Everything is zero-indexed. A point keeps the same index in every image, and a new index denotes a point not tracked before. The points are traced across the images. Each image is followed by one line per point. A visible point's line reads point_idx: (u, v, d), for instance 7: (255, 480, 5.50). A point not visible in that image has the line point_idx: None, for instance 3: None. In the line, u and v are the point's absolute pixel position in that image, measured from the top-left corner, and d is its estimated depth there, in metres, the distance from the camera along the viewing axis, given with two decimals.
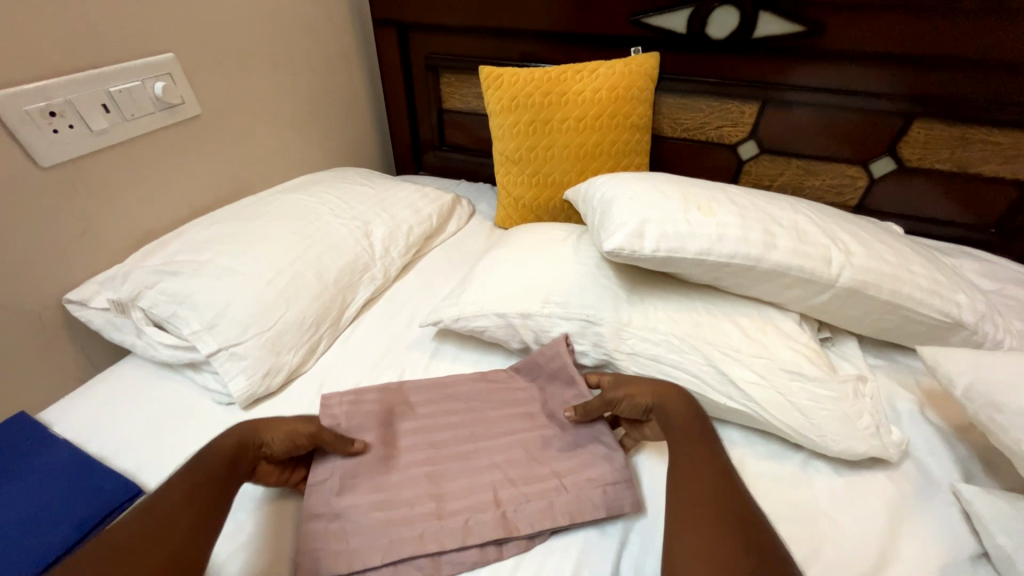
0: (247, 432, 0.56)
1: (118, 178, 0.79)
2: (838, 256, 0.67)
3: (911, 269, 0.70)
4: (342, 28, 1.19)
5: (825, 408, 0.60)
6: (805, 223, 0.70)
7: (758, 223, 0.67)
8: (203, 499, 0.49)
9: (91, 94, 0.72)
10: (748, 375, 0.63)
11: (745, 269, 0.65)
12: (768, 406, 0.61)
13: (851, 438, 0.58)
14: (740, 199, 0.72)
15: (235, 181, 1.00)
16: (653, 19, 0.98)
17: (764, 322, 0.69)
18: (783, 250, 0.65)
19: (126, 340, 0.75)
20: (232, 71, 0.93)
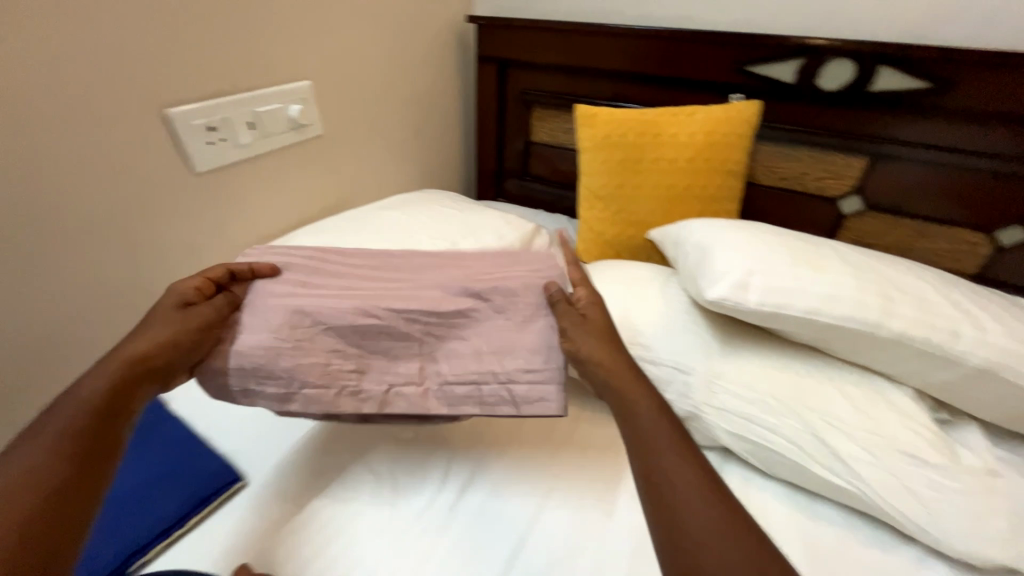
0: (116, 376, 0.51)
1: (248, 186, 0.88)
2: (969, 331, 0.61)
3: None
4: (448, 62, 1.28)
5: (948, 500, 0.54)
6: (930, 292, 0.64)
7: (876, 285, 0.63)
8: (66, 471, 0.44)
9: (241, 112, 0.82)
10: (858, 453, 0.57)
11: (860, 334, 0.60)
12: (879, 489, 0.56)
13: (981, 540, 0.51)
14: (852, 258, 0.68)
15: (340, 194, 1.08)
16: (759, 67, 0.98)
17: (875, 394, 0.63)
18: (905, 320, 0.60)
19: None
20: (352, 97, 1.03)
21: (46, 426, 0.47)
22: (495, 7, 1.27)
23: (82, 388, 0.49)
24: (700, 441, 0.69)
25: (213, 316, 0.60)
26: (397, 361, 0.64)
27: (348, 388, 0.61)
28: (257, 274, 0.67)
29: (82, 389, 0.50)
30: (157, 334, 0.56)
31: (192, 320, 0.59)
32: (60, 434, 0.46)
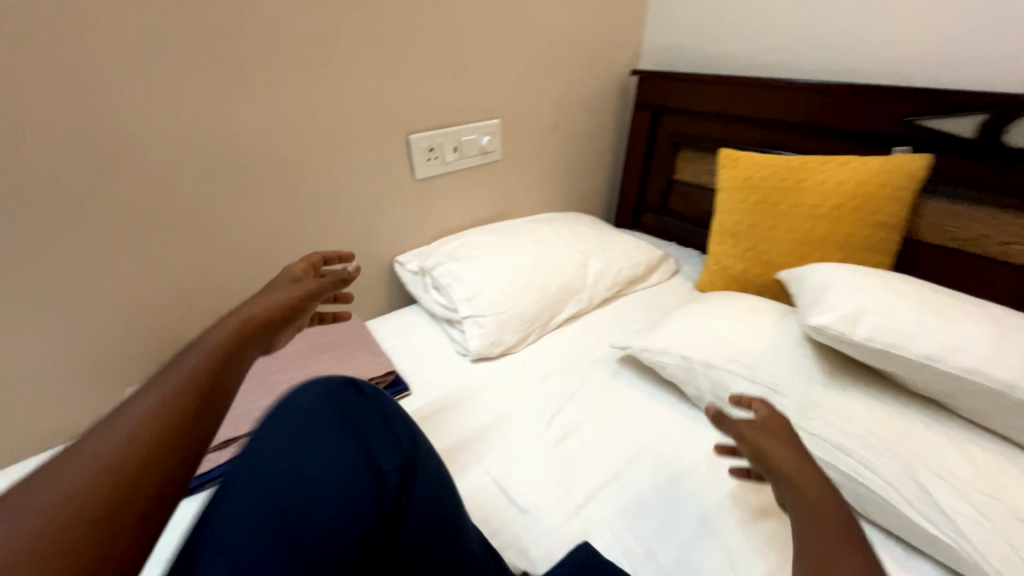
0: (252, 317, 0.57)
1: (445, 193, 1.19)
2: None
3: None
4: (609, 107, 1.48)
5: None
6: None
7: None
8: (182, 411, 0.42)
9: (449, 140, 1.12)
10: (968, 512, 0.55)
11: (985, 391, 0.59)
12: (980, 547, 0.53)
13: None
14: (1004, 319, 0.65)
15: (501, 206, 1.33)
16: (931, 121, 0.94)
17: (1006, 462, 0.59)
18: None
19: (417, 292, 1.11)
20: (528, 135, 1.30)
21: (167, 384, 0.44)
22: (659, 60, 1.43)
23: (184, 361, 0.47)
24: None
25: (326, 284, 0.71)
26: (271, 391, 0.82)
27: (236, 423, 0.76)
28: (336, 258, 0.82)
29: (266, 298, 0.62)
30: (279, 295, 0.64)
31: (303, 290, 0.68)
32: (181, 377, 0.45)
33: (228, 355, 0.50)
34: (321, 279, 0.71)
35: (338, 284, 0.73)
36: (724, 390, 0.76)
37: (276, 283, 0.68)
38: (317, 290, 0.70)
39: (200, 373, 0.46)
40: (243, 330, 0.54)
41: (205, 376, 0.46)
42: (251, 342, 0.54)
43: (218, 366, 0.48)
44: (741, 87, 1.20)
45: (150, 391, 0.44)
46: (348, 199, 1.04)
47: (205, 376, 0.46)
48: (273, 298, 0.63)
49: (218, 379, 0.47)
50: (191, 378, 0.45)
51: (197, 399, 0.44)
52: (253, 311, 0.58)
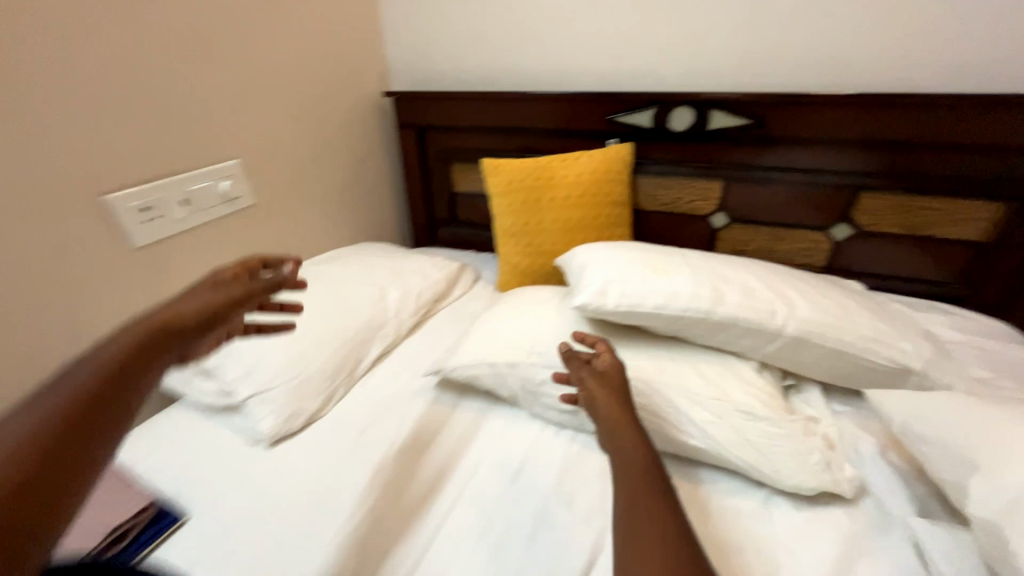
0: (173, 313, 0.59)
1: (188, 256, 0.99)
2: (782, 309, 0.77)
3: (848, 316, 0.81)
4: (371, 131, 1.45)
5: (778, 444, 0.66)
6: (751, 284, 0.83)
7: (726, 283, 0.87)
8: (109, 391, 0.46)
9: (174, 192, 0.93)
10: (706, 415, 0.70)
11: (698, 320, 0.75)
12: (724, 443, 0.68)
13: (803, 470, 0.64)
14: (696, 262, 0.85)
15: (273, 255, 1.18)
16: (625, 117, 1.18)
17: (723, 370, 0.77)
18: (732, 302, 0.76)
19: (177, 387, 0.88)
20: (283, 172, 1.18)
21: (79, 366, 0.48)
22: (408, 81, 1.46)
23: (109, 339, 0.51)
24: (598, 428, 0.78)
25: (253, 287, 0.71)
26: None
27: None
28: (267, 262, 0.80)
29: (176, 305, 0.61)
30: (203, 296, 0.65)
31: (225, 295, 0.67)
32: (103, 360, 0.49)
33: (120, 373, 0.49)
34: (250, 283, 0.71)
35: (270, 289, 0.74)
36: (529, 382, 0.81)
37: (207, 279, 0.68)
38: (246, 296, 0.70)
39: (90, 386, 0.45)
40: (140, 340, 0.53)
41: (92, 397, 0.45)
42: (153, 353, 0.53)
43: (114, 382, 0.47)
44: (485, 101, 1.31)
45: (54, 398, 0.43)
46: (25, 294, 0.78)
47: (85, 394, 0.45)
48: (185, 305, 0.62)
49: (114, 393, 0.46)
50: (76, 391, 0.45)
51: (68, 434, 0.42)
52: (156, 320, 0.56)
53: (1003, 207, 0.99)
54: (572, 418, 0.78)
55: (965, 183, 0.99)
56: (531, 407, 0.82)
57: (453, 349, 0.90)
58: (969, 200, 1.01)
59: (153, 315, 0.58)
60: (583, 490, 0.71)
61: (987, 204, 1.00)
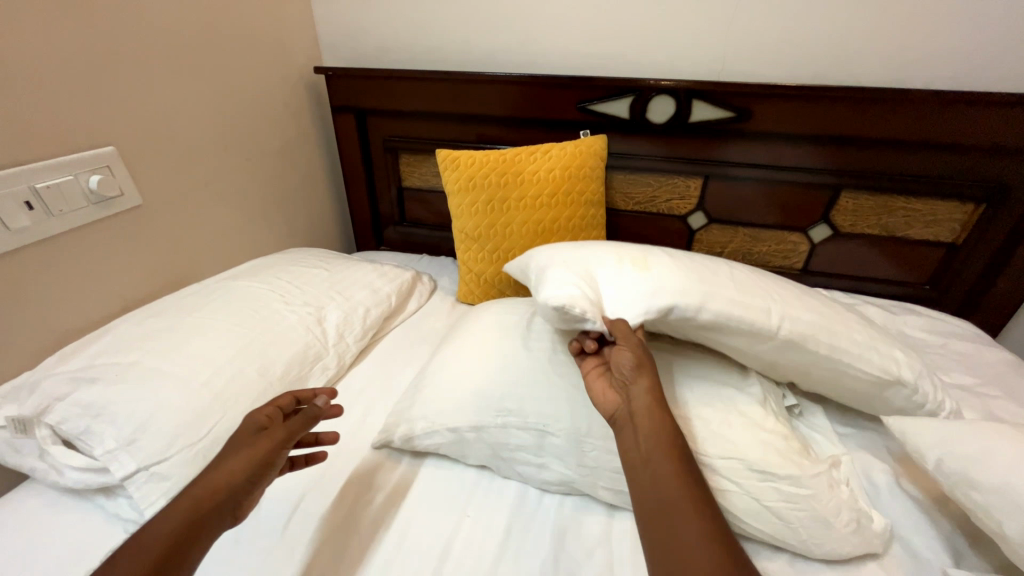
0: (199, 499, 0.51)
1: (42, 278, 0.74)
2: (775, 308, 0.68)
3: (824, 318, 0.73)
4: (299, 115, 1.22)
5: (805, 510, 0.55)
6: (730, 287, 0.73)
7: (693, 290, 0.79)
8: (172, 547, 0.47)
9: (14, 191, 0.68)
10: (719, 481, 0.58)
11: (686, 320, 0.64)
12: (740, 514, 0.57)
13: (835, 536, 0.55)
14: (678, 257, 0.75)
15: (172, 270, 0.94)
16: (599, 106, 1.05)
17: (727, 411, 0.64)
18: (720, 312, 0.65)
19: (23, 465, 0.64)
20: (181, 164, 0.93)
21: (193, 489, 0.52)
22: (344, 56, 1.24)
23: (160, 517, 0.49)
24: (589, 491, 0.64)
25: (291, 425, 0.59)
26: None
27: None
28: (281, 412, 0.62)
29: (225, 467, 0.54)
30: (245, 458, 0.55)
31: (273, 439, 0.57)
32: (186, 509, 0.50)
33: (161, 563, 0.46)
34: (290, 423, 0.59)
35: (305, 424, 0.60)
36: (501, 447, 0.67)
37: (257, 412, 0.60)
38: (285, 440, 0.58)
39: (175, 535, 0.48)
40: (196, 516, 0.50)
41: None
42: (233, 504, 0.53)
43: (188, 540, 0.49)
44: (436, 83, 1.12)
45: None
46: None
47: (165, 551, 0.47)
48: (228, 475, 0.54)
49: (180, 554, 0.48)
50: (190, 515, 0.50)
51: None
52: (218, 483, 0.53)
53: (977, 208, 0.98)
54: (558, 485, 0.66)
55: (946, 183, 0.96)
56: (507, 472, 0.68)
57: (403, 404, 0.75)
58: (946, 200, 0.98)
59: (179, 500, 0.51)
60: (583, 563, 0.58)
61: (963, 205, 0.98)
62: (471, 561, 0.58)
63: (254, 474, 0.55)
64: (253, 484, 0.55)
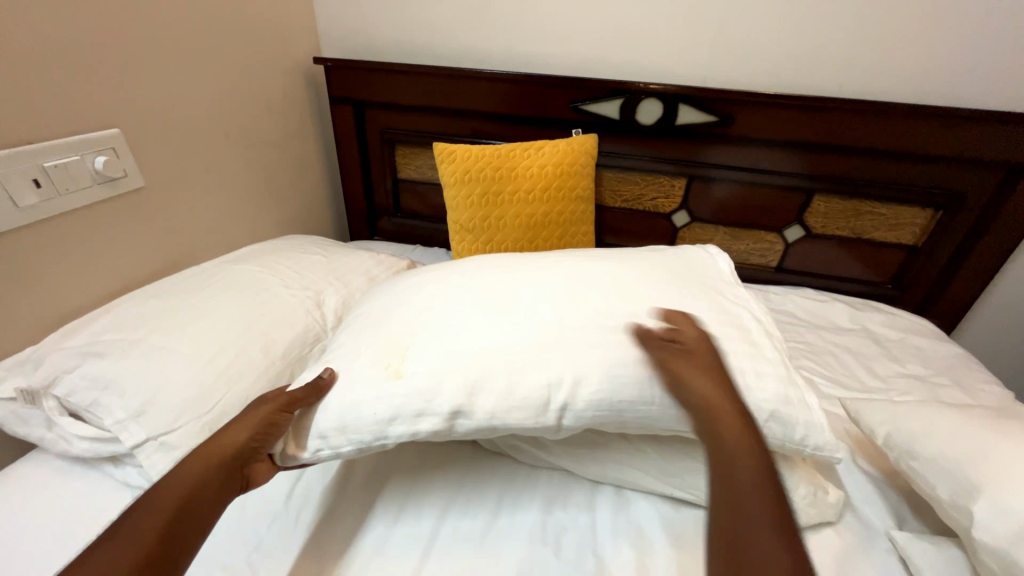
0: (208, 465, 0.56)
1: (45, 256, 0.75)
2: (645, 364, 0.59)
3: (655, 338, 0.62)
4: (296, 104, 1.24)
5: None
6: (553, 325, 0.62)
7: (526, 294, 0.67)
8: (182, 512, 0.52)
9: (23, 169, 0.69)
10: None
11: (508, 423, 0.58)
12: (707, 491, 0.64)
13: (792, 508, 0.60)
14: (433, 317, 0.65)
15: (170, 252, 0.96)
16: (591, 106, 1.10)
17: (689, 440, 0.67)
18: (568, 386, 0.58)
19: (32, 434, 0.66)
20: (182, 148, 0.94)
21: (202, 456, 0.56)
22: (343, 47, 1.26)
23: (168, 486, 0.53)
24: (575, 470, 0.70)
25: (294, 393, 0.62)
26: None
27: None
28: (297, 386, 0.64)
29: (231, 433, 0.58)
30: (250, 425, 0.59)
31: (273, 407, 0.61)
32: (194, 477, 0.54)
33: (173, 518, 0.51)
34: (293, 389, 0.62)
35: (311, 395, 0.62)
36: None
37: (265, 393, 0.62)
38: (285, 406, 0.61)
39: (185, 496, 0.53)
40: (204, 482, 0.54)
41: (167, 533, 0.50)
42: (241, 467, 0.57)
43: (198, 500, 0.53)
44: (435, 77, 1.16)
45: (129, 536, 0.49)
46: None
47: (178, 510, 0.52)
48: (231, 439, 0.58)
49: (194, 519, 0.52)
50: (200, 479, 0.54)
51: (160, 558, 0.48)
52: (223, 448, 0.57)
53: (936, 214, 1.06)
54: (544, 460, 0.71)
55: (908, 190, 1.04)
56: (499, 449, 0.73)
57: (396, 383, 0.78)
58: (908, 205, 1.06)
59: (188, 468, 0.55)
60: (569, 529, 0.63)
61: (923, 210, 1.06)
62: (466, 528, 0.63)
63: (256, 436, 0.59)
64: (256, 444, 0.59)
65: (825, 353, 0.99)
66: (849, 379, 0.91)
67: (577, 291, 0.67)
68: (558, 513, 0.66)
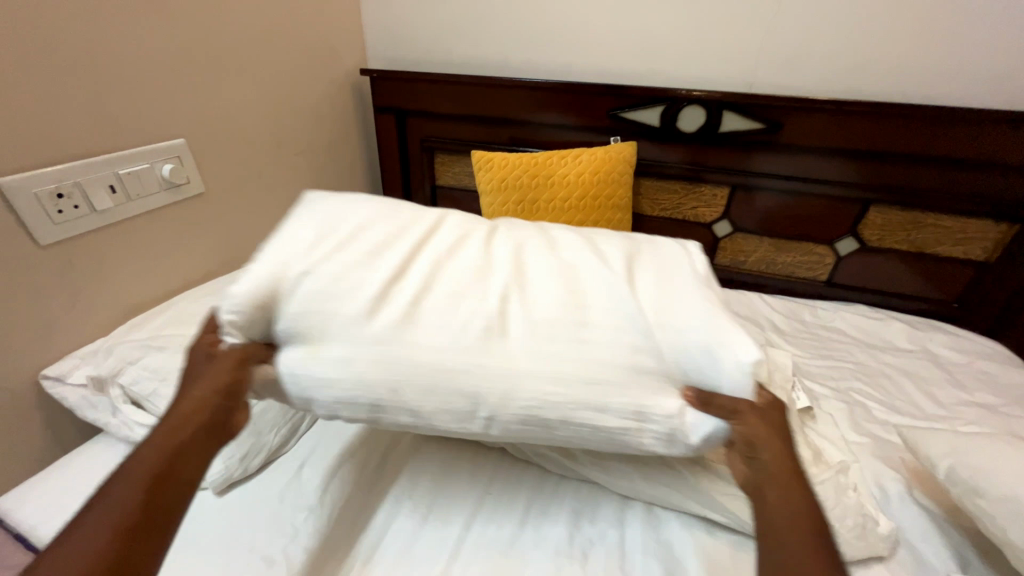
0: (175, 438, 0.46)
1: (116, 255, 0.81)
2: (601, 385, 0.51)
3: (605, 344, 0.52)
4: (343, 113, 1.29)
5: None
6: (501, 318, 0.53)
7: (464, 271, 0.55)
8: (152, 493, 0.44)
9: (100, 176, 0.76)
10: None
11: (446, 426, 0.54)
12: (742, 516, 0.61)
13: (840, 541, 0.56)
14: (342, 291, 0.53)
15: (224, 253, 1.02)
16: (630, 113, 1.08)
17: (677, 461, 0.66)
18: (494, 398, 0.51)
19: (100, 419, 0.72)
20: (238, 155, 1.01)
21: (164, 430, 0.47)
22: (388, 57, 1.31)
23: (132, 468, 0.45)
24: (601, 483, 0.68)
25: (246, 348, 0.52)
26: None
27: None
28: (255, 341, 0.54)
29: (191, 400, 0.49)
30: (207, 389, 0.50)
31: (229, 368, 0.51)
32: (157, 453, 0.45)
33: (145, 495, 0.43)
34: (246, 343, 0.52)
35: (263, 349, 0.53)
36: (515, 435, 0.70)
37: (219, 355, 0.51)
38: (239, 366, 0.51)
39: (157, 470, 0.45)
40: (169, 458, 0.46)
41: (142, 512, 0.43)
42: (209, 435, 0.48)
43: (173, 470, 0.45)
44: (475, 86, 1.17)
45: (97, 523, 0.41)
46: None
47: (147, 493, 0.43)
48: (201, 400, 0.49)
49: (165, 496, 0.44)
50: (165, 456, 0.46)
51: (139, 539, 0.41)
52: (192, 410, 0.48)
53: (1011, 228, 0.98)
54: (572, 471, 0.70)
55: (979, 202, 0.96)
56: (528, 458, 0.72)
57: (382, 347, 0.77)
58: (979, 218, 0.98)
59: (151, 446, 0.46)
60: (595, 543, 0.62)
61: (996, 224, 0.98)
62: (492, 535, 0.63)
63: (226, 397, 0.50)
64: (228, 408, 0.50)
65: (879, 375, 0.92)
66: (905, 404, 0.85)
67: (526, 273, 0.56)
68: (585, 527, 0.65)
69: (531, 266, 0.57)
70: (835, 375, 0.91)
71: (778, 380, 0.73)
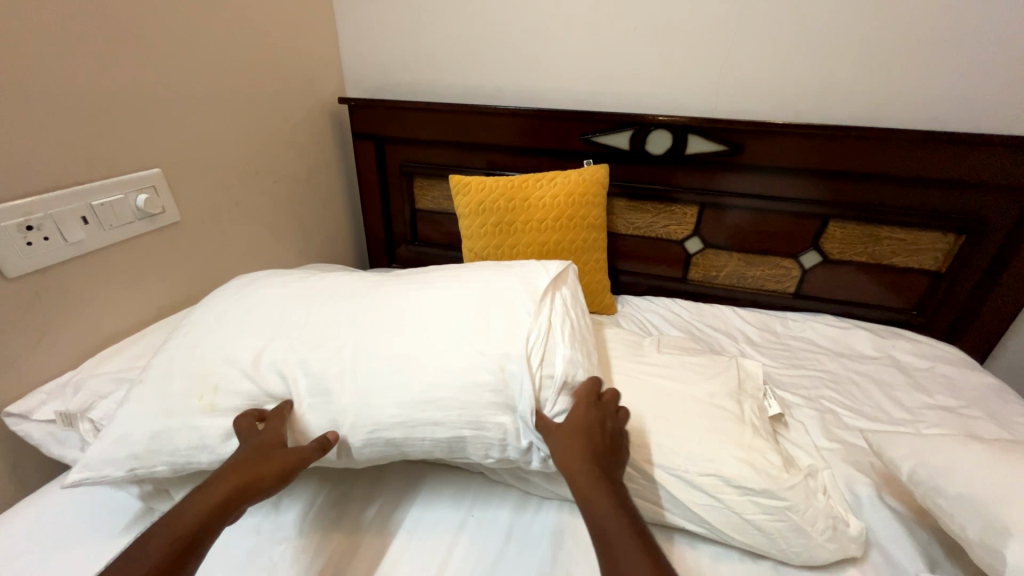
0: (223, 497, 0.54)
1: (85, 287, 0.80)
2: (339, 407, 0.63)
3: (392, 375, 0.64)
4: (322, 141, 1.31)
5: (783, 521, 0.57)
6: (264, 352, 0.66)
7: (361, 315, 0.69)
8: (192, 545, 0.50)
9: (72, 208, 0.75)
10: (701, 497, 0.60)
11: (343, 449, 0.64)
12: (722, 526, 0.60)
13: (812, 546, 0.57)
14: (187, 334, 0.70)
15: (199, 281, 1.01)
16: (601, 137, 1.13)
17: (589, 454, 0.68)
18: (347, 425, 0.63)
19: (68, 455, 0.71)
20: (216, 183, 1.01)
21: (218, 486, 0.55)
22: (366, 87, 1.34)
23: (189, 510, 0.53)
24: None
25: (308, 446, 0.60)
26: None
27: None
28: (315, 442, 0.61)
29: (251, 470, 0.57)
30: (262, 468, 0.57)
31: (284, 456, 0.58)
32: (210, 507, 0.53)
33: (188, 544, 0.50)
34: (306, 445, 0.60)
35: (315, 453, 0.59)
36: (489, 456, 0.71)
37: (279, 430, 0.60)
38: (294, 461, 0.58)
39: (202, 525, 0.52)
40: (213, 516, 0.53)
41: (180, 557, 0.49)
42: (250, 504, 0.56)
43: (210, 530, 0.52)
44: (451, 113, 1.21)
45: (143, 553, 0.48)
46: None
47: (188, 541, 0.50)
48: (255, 477, 0.56)
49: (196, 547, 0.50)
50: (213, 512, 0.53)
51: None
52: (249, 485, 0.56)
53: (958, 239, 1.04)
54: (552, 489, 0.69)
55: (927, 214, 1.02)
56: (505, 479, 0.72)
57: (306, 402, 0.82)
58: (928, 230, 1.04)
59: (205, 496, 0.54)
60: (579, 562, 0.63)
61: (944, 235, 1.04)
62: (476, 556, 0.64)
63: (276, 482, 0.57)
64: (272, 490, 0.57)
65: (847, 382, 0.96)
66: (872, 410, 0.88)
67: (402, 308, 0.70)
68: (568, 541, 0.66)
69: (406, 300, 0.71)
70: (806, 384, 0.95)
71: (749, 390, 0.76)
